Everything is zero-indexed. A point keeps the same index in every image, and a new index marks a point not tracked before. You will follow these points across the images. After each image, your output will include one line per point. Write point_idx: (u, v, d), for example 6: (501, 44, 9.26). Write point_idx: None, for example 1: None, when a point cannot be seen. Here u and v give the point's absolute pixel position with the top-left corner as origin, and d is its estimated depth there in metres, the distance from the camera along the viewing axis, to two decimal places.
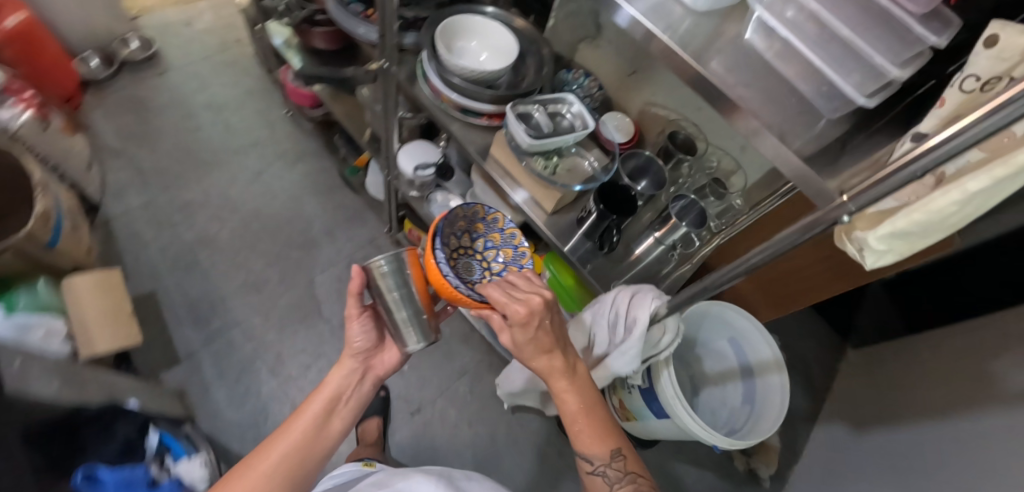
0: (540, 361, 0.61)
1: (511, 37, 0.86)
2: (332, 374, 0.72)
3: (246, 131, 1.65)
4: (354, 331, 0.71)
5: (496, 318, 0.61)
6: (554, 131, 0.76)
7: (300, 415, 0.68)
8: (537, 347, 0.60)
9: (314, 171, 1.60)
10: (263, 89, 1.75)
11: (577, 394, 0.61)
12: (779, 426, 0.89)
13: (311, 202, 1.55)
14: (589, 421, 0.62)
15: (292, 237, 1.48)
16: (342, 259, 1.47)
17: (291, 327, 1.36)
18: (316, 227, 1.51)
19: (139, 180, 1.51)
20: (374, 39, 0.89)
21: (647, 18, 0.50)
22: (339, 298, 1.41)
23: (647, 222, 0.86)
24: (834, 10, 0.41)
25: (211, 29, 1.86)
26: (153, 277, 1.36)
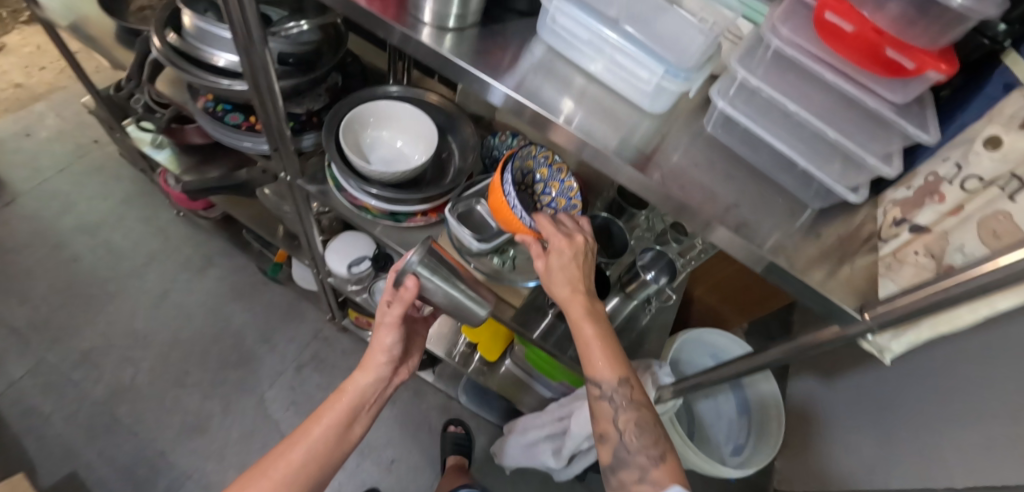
0: (563, 289, 0.53)
1: (423, 116, 0.73)
2: (357, 377, 0.66)
3: (137, 247, 1.43)
4: (382, 339, 0.64)
5: (535, 245, 0.56)
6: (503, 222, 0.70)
7: (321, 414, 0.65)
8: (563, 270, 0.53)
9: (230, 272, 1.41)
10: (143, 193, 1.51)
11: (597, 326, 0.52)
12: (781, 441, 0.89)
13: (237, 310, 1.37)
14: (608, 350, 0.52)
15: (226, 356, 1.30)
16: (290, 364, 1.32)
17: (253, 460, 1.19)
18: (250, 337, 1.33)
19: (17, 342, 1.25)
20: (265, 148, 0.76)
21: (603, 124, 0.40)
22: (298, 409, 1.26)
23: (614, 280, 0.76)
24: (807, 104, 0.36)
25: (59, 134, 1.58)
26: (69, 454, 1.15)
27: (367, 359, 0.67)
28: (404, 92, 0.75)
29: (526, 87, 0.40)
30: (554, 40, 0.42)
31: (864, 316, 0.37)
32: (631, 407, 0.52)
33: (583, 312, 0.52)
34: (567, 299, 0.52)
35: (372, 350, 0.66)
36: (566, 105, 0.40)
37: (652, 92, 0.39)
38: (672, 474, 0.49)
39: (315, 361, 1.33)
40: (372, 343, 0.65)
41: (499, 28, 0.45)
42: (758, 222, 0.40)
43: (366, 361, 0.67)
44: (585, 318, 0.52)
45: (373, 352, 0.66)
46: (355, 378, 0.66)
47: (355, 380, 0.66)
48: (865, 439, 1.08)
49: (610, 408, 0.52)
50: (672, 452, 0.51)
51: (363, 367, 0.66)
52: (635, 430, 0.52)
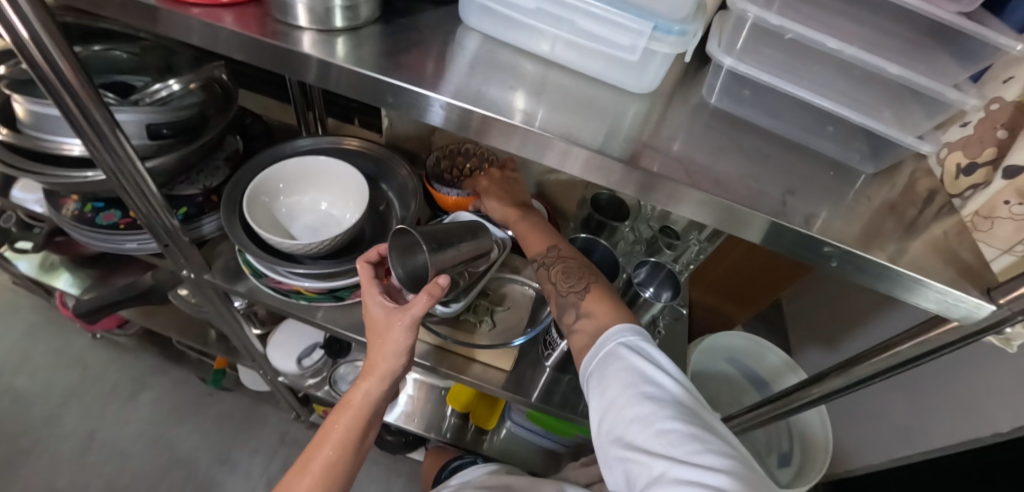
0: (492, 203, 0.55)
1: (346, 164, 0.60)
2: (357, 391, 0.47)
3: (38, 382, 1.15)
4: (390, 345, 0.44)
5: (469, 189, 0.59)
6: None
7: (325, 432, 0.48)
8: (490, 192, 0.56)
9: (168, 390, 1.16)
10: (35, 317, 1.24)
11: (524, 221, 0.53)
12: (830, 457, 0.68)
13: (182, 433, 1.11)
14: (533, 233, 0.52)
15: None
16: (258, 484, 1.07)
17: None
18: (204, 463, 1.08)
19: None
20: (155, 246, 0.63)
21: (571, 117, 0.28)
22: None
23: None
24: (844, 37, 0.27)
25: None
26: None
27: (370, 363, 0.46)
28: (318, 144, 0.63)
29: (463, 87, 0.29)
30: (488, 23, 0.31)
31: (999, 304, 0.26)
32: (559, 260, 0.48)
33: (508, 214, 0.54)
34: (496, 213, 0.55)
35: (374, 356, 0.45)
36: (523, 101, 0.29)
37: (637, 65, 0.28)
38: (607, 304, 0.44)
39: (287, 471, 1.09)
40: (375, 342, 0.45)
41: (410, 21, 0.33)
42: (817, 200, 0.29)
43: (369, 369, 0.46)
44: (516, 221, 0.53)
45: (379, 361, 0.45)
46: (359, 387, 0.46)
47: (358, 393, 0.47)
48: (898, 417, 0.87)
49: (543, 272, 0.49)
50: (604, 284, 0.47)
51: (368, 374, 0.46)
52: (563, 277, 0.47)
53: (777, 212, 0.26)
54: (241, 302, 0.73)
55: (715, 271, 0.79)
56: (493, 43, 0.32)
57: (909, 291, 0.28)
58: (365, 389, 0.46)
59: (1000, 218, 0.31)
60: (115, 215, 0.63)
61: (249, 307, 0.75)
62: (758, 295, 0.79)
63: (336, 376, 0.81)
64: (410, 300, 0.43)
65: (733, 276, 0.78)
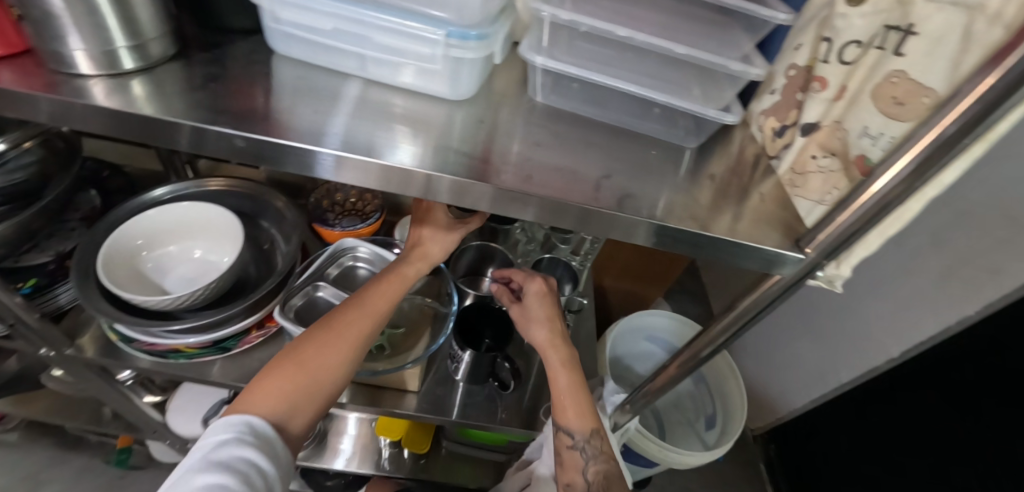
0: (540, 330, 0.46)
1: (214, 206, 0.56)
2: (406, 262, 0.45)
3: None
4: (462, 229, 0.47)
5: (505, 295, 0.49)
6: None
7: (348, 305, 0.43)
8: (535, 315, 0.47)
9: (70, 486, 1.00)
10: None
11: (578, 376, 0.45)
12: (747, 407, 0.73)
13: None
14: (582, 405, 0.44)
15: None
16: None
17: None
18: None
19: None
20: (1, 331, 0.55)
21: (387, 134, 0.28)
22: None
23: None
24: (636, 23, 0.29)
25: None
26: None
27: (427, 246, 0.46)
28: (179, 190, 0.58)
29: (275, 119, 0.28)
30: (304, 48, 0.31)
31: (806, 251, 0.29)
32: (601, 457, 0.44)
33: (560, 356, 0.45)
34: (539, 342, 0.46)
35: (434, 235, 0.46)
36: (343, 124, 0.28)
37: (450, 71, 0.29)
38: None
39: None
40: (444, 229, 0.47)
41: (221, 54, 0.32)
42: (641, 182, 0.30)
43: (424, 248, 0.46)
44: (561, 366, 0.45)
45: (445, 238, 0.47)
46: (411, 266, 0.45)
47: (410, 269, 0.45)
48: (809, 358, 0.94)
49: (577, 456, 0.44)
50: None
51: (427, 256, 0.46)
52: (604, 481, 0.43)
53: (596, 202, 0.27)
54: (128, 373, 0.66)
55: (620, 258, 0.81)
56: (320, 71, 0.32)
57: (730, 255, 0.30)
58: (415, 269, 0.45)
59: (810, 172, 0.32)
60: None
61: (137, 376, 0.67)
62: (663, 273, 0.83)
63: None
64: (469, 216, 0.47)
65: (637, 260, 0.81)
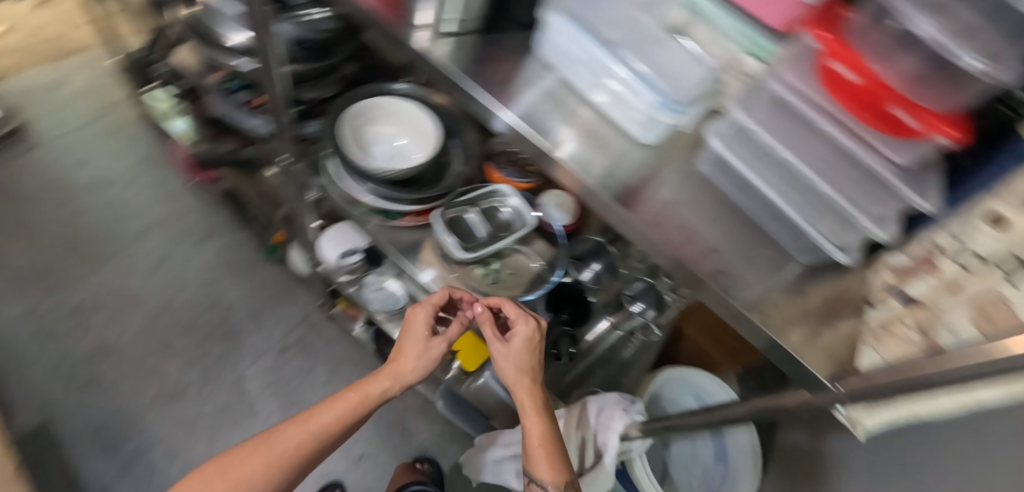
0: (514, 374, 0.61)
1: (427, 116, 0.73)
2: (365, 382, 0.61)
3: (125, 196, 1.32)
4: (421, 358, 0.64)
5: (491, 328, 0.63)
6: (494, 233, 0.69)
7: (309, 414, 0.59)
8: (510, 361, 0.61)
9: (231, 247, 1.30)
10: (127, 135, 1.39)
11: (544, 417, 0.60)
12: None
13: (232, 285, 1.26)
14: (551, 448, 0.58)
15: (210, 326, 1.21)
16: (274, 345, 1.21)
17: (222, 436, 1.10)
18: (238, 314, 1.23)
19: (15, 286, 1.17)
20: (264, 132, 0.85)
21: (585, 151, 0.42)
22: (275, 393, 1.16)
23: (600, 306, 0.79)
24: (801, 151, 0.37)
25: (91, 89, 1.44)
26: (46, 404, 1.07)
27: (397, 365, 0.63)
28: (411, 92, 0.75)
29: (528, 110, 0.43)
30: (561, 64, 0.45)
31: (841, 390, 0.34)
32: None
33: (534, 408, 0.59)
34: (514, 381, 0.61)
35: (414, 344, 0.64)
36: (561, 130, 0.43)
37: (647, 122, 0.42)
38: None
39: (300, 345, 1.22)
40: (418, 348, 0.64)
41: (500, 41, 0.47)
42: (738, 269, 0.39)
43: (395, 369, 0.63)
44: (535, 414, 0.59)
45: (405, 363, 0.63)
46: (381, 387, 0.61)
47: (377, 387, 0.61)
48: None
49: None
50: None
51: (400, 376, 0.63)
52: None
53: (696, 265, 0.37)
54: (310, 197, 0.85)
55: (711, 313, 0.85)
56: (562, 84, 0.46)
57: (778, 355, 0.37)
58: (382, 387, 0.61)
59: (895, 331, 0.34)
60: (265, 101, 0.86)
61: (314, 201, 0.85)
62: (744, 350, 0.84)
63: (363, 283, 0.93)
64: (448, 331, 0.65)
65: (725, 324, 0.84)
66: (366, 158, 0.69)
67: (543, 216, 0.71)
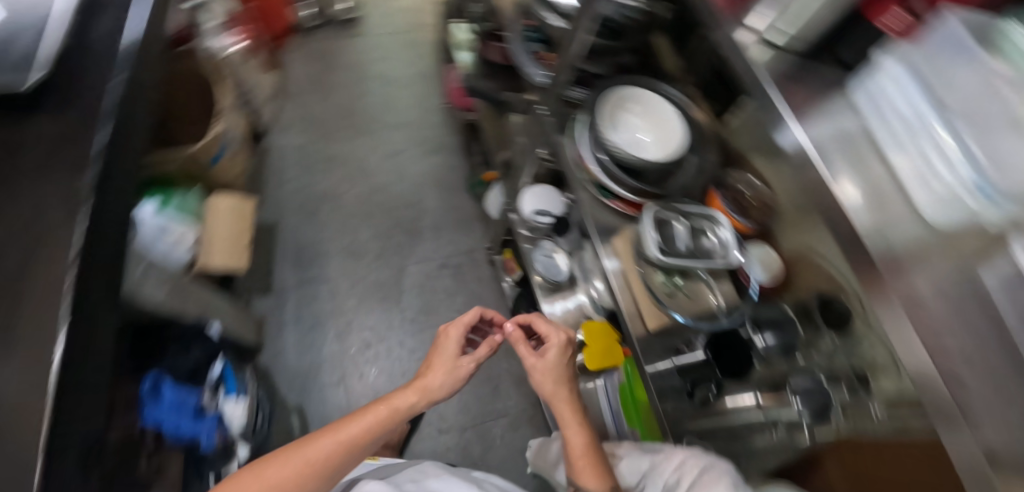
0: (549, 385, 0.78)
1: (679, 132, 0.85)
2: (398, 394, 0.75)
3: (397, 93, 1.63)
4: (446, 377, 0.80)
5: (524, 346, 0.81)
6: (691, 252, 0.75)
7: (338, 427, 0.68)
8: (547, 375, 0.77)
9: (446, 168, 1.54)
10: (421, 50, 1.71)
11: (583, 422, 0.76)
12: None
13: (433, 196, 1.49)
14: (594, 459, 0.72)
15: (402, 218, 1.44)
16: (437, 257, 1.40)
17: (370, 302, 1.32)
18: (425, 220, 1.44)
19: (304, 122, 1.54)
20: (540, 78, 1.05)
21: (861, 201, 0.44)
22: (420, 294, 1.34)
23: (756, 380, 0.77)
24: None
25: (414, 7, 1.78)
26: (281, 212, 1.41)
27: (427, 380, 0.78)
28: (673, 97, 0.89)
29: (819, 145, 0.46)
30: (879, 113, 0.45)
31: None
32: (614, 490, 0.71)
33: (568, 405, 0.76)
34: (553, 390, 0.77)
35: (445, 360, 0.81)
36: (843, 172, 0.45)
37: (948, 198, 0.39)
38: None
39: (454, 269, 1.39)
40: (447, 365, 0.81)
41: (816, 78, 0.52)
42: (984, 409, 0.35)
43: (423, 381, 0.78)
44: (574, 419, 0.75)
45: (433, 377, 0.79)
46: (411, 399, 0.75)
47: (407, 401, 0.74)
48: None
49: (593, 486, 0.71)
50: None
51: (426, 392, 0.77)
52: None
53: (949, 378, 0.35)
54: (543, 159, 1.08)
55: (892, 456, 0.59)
56: (868, 133, 0.46)
57: None
58: (411, 401, 0.75)
59: None
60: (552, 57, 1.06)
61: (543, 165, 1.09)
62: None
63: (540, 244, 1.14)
64: (476, 353, 0.83)
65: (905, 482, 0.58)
66: (615, 139, 0.83)
67: (745, 264, 0.73)
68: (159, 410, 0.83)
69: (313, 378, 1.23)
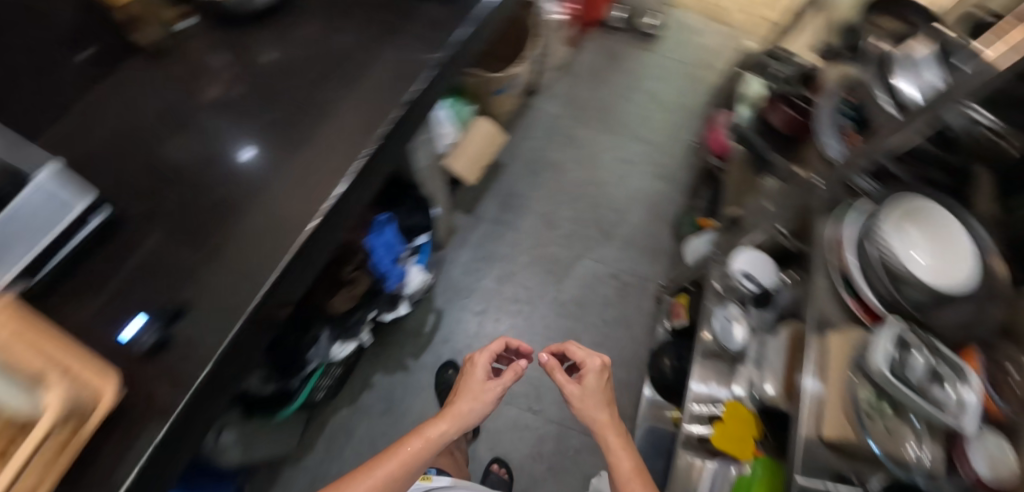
0: (596, 413, 0.92)
1: (973, 273, 0.72)
2: (429, 426, 0.86)
3: (655, 113, 1.70)
4: (473, 402, 0.91)
5: (559, 372, 0.97)
6: (918, 388, 0.62)
7: (374, 464, 0.80)
8: (586, 399, 0.94)
9: (660, 198, 1.60)
10: (696, 86, 1.74)
11: (630, 449, 0.88)
12: None
13: (636, 216, 1.57)
14: (643, 478, 0.83)
15: (599, 219, 1.55)
16: (610, 267, 1.50)
17: (537, 269, 1.47)
18: (619, 233, 1.54)
19: (566, 98, 1.70)
20: (835, 154, 0.98)
21: None
22: (580, 290, 1.46)
23: None
24: None
25: (712, 46, 1.81)
26: (511, 158, 1.59)
27: (456, 406, 0.90)
28: (983, 237, 0.74)
29: None
30: None
31: None
32: None
33: (605, 418, 0.92)
34: (593, 411, 0.93)
35: (469, 393, 0.92)
36: None
37: None
38: None
39: (619, 285, 1.48)
40: (478, 392, 0.93)
41: None
42: None
43: (452, 410, 0.89)
44: (615, 435, 0.89)
45: (461, 405, 0.89)
46: (442, 427, 0.85)
47: (437, 429, 0.85)
48: None
49: None
50: None
51: (457, 417, 0.88)
52: None
53: None
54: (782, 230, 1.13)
55: None
56: None
57: None
58: (441, 430, 0.85)
59: None
60: (858, 139, 0.98)
61: (778, 233, 1.13)
62: None
63: (726, 304, 1.17)
64: (503, 377, 0.95)
65: None
66: (890, 241, 0.79)
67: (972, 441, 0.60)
68: (377, 240, 1.01)
69: (463, 296, 1.42)
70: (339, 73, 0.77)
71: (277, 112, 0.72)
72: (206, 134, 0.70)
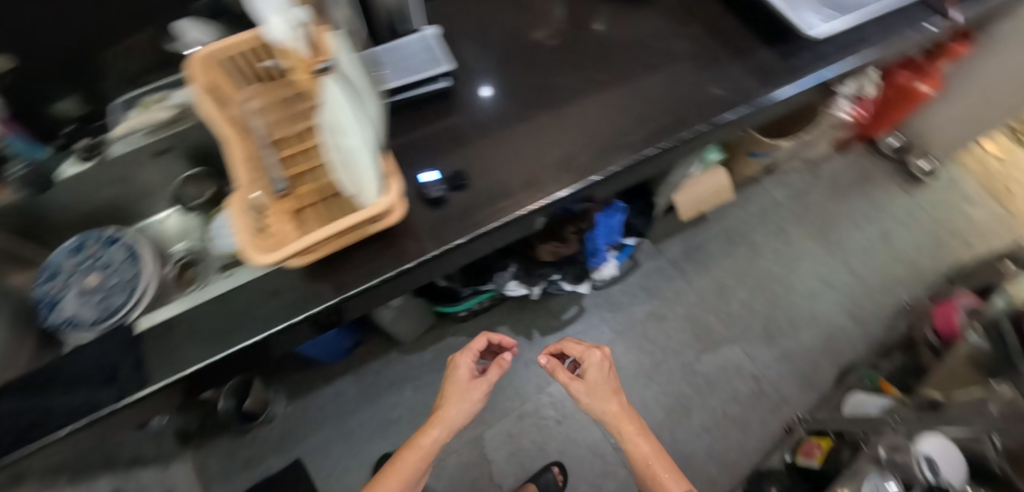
0: (607, 403, 0.95)
1: None
2: (424, 438, 0.92)
3: (879, 253, 1.57)
4: (463, 401, 0.95)
5: (557, 370, 0.99)
6: None
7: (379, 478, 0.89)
8: (592, 389, 0.96)
9: (841, 336, 1.48)
10: (937, 254, 1.58)
11: (644, 432, 0.94)
12: None
13: (806, 337, 1.47)
14: (665, 464, 0.91)
15: (767, 318, 1.49)
16: (754, 368, 1.44)
17: (684, 327, 1.47)
18: (780, 342, 1.46)
19: (796, 192, 1.64)
20: None
21: None
22: (714, 370, 1.43)
23: None
24: None
25: (977, 226, 1.62)
26: (714, 218, 1.59)
27: (445, 410, 0.94)
28: None
29: None
30: None
31: None
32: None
33: (621, 409, 0.95)
34: (599, 405, 0.96)
35: (448, 400, 0.96)
36: None
37: None
38: None
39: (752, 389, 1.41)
40: (463, 392, 0.96)
41: None
42: None
43: (442, 415, 0.93)
44: (633, 425, 0.94)
45: (450, 409, 0.94)
46: (434, 433, 0.91)
47: (430, 437, 0.91)
48: None
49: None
50: None
51: (446, 421, 0.92)
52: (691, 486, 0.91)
53: None
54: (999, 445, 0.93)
55: None
56: None
57: None
58: (436, 434, 0.92)
59: None
60: None
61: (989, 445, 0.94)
62: None
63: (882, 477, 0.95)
64: (489, 374, 0.98)
65: None
66: None
67: None
68: (604, 220, 1.05)
69: (609, 310, 1.47)
70: (601, 78, 1.00)
71: (536, 80, 0.99)
72: (470, 70, 0.98)
